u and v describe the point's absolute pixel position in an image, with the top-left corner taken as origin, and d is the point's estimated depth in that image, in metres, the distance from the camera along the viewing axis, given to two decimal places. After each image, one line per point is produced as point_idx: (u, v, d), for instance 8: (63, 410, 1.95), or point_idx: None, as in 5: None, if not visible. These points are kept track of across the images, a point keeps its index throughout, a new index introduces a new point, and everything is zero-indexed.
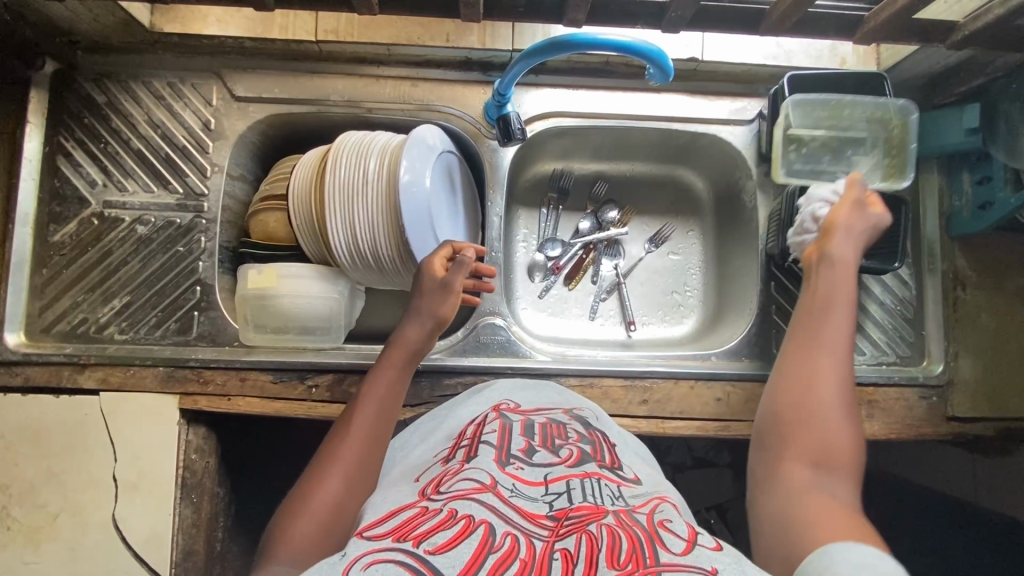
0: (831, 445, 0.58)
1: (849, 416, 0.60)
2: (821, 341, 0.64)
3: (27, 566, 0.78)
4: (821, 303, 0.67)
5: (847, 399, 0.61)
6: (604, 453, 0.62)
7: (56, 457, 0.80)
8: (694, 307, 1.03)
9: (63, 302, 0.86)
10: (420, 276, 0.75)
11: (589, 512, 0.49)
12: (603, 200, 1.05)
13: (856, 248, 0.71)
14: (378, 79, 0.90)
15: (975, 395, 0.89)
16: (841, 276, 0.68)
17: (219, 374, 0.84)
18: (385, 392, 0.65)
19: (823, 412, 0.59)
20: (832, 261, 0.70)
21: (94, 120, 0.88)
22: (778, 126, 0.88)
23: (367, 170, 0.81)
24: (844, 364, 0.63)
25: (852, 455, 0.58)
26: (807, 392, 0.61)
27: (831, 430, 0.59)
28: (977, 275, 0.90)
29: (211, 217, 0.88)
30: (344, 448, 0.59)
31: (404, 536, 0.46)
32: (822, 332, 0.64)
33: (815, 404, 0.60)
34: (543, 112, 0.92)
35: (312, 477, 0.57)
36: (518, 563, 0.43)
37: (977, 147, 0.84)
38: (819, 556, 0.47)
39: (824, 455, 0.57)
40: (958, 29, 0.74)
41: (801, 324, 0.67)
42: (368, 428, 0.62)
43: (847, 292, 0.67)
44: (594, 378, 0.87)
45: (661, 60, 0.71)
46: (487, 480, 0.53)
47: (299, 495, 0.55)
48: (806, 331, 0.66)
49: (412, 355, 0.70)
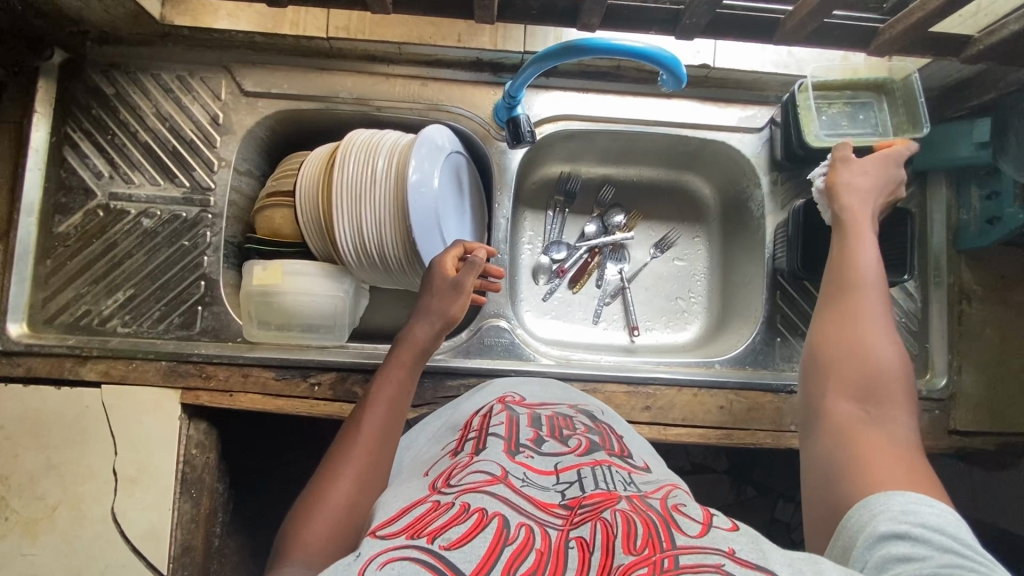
0: (876, 373, 0.56)
1: (894, 342, 0.58)
2: (851, 274, 0.62)
3: (25, 558, 0.78)
4: (842, 246, 0.66)
5: (886, 325, 0.59)
6: (612, 442, 0.64)
7: (56, 449, 0.80)
8: (698, 313, 1.03)
9: (67, 294, 0.86)
10: (431, 273, 0.76)
11: (602, 499, 0.49)
12: (609, 205, 1.05)
13: (867, 194, 0.70)
14: (388, 77, 0.90)
15: (977, 409, 0.88)
16: (858, 226, 0.67)
17: (222, 370, 0.84)
18: (393, 394, 0.65)
19: (867, 345, 0.58)
20: (845, 210, 0.69)
21: (101, 111, 0.87)
22: (788, 133, 0.88)
23: (375, 169, 0.81)
24: (879, 294, 0.61)
25: (903, 381, 0.56)
26: (847, 326, 0.59)
27: (875, 359, 0.57)
28: (983, 289, 0.90)
29: (217, 211, 0.88)
30: (354, 449, 0.59)
31: (418, 533, 0.45)
32: (850, 269, 0.63)
33: (858, 334, 0.58)
34: (554, 115, 0.92)
35: (323, 478, 0.56)
36: (535, 553, 0.42)
37: (986, 162, 0.83)
38: (861, 508, 0.47)
39: (872, 386, 0.56)
40: (971, 44, 0.74)
41: (828, 268, 0.65)
42: (379, 428, 0.61)
43: (865, 234, 0.66)
44: (596, 383, 0.87)
45: (674, 67, 0.71)
46: (498, 472, 0.53)
47: (311, 497, 0.55)
48: (833, 272, 0.64)
49: (420, 356, 0.70)
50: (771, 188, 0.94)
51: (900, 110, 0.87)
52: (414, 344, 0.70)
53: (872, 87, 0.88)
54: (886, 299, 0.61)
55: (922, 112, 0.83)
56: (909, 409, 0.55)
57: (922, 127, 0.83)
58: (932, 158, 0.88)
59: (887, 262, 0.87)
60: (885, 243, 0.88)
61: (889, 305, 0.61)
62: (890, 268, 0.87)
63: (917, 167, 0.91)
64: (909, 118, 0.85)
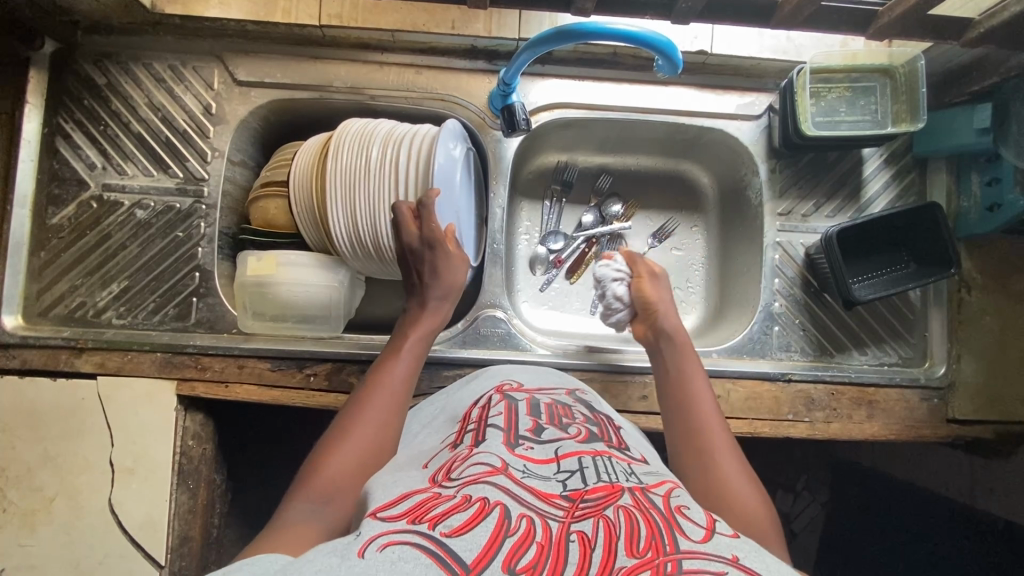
0: (752, 513, 0.57)
1: (756, 484, 0.60)
2: (697, 414, 0.67)
3: (22, 549, 0.78)
4: (682, 390, 0.70)
5: (745, 467, 0.62)
6: (611, 434, 0.63)
7: (53, 440, 0.80)
8: (695, 303, 1.03)
9: (61, 286, 0.85)
10: (438, 264, 0.75)
11: (605, 493, 0.49)
12: (606, 194, 1.04)
13: (670, 307, 0.81)
14: (382, 66, 0.89)
15: (976, 398, 0.88)
16: (685, 345, 0.76)
17: (216, 361, 0.83)
18: (413, 355, 0.68)
19: (736, 488, 0.59)
20: (672, 327, 0.78)
21: (93, 101, 0.87)
22: (787, 122, 0.87)
23: (369, 158, 0.80)
24: (722, 430, 0.65)
25: (769, 513, 0.58)
26: (714, 471, 0.61)
27: (745, 493, 0.59)
28: (984, 278, 0.89)
29: (211, 202, 0.87)
30: (378, 396, 0.62)
31: (419, 518, 0.45)
32: (695, 412, 0.67)
33: (727, 478, 0.60)
34: (550, 103, 0.91)
35: (345, 425, 0.59)
36: (535, 546, 0.42)
37: (987, 148, 0.83)
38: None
39: (751, 521, 0.56)
40: (972, 27, 0.74)
41: (671, 416, 0.69)
42: (401, 383, 0.65)
43: (689, 355, 0.75)
44: (593, 373, 0.87)
45: (670, 52, 0.70)
46: (498, 463, 0.52)
47: (332, 441, 0.58)
48: (679, 420, 0.67)
49: (434, 330, 0.73)
50: (770, 176, 0.93)
51: (900, 96, 0.86)
52: (434, 316, 0.73)
53: (877, 72, 0.87)
54: (731, 436, 0.66)
55: (921, 104, 0.83)
56: (778, 539, 0.57)
57: (920, 118, 0.83)
58: (933, 144, 0.88)
59: (928, 259, 0.87)
60: (916, 239, 0.87)
61: (738, 449, 0.64)
62: (934, 265, 0.87)
63: (917, 154, 0.91)
64: (908, 107, 0.84)
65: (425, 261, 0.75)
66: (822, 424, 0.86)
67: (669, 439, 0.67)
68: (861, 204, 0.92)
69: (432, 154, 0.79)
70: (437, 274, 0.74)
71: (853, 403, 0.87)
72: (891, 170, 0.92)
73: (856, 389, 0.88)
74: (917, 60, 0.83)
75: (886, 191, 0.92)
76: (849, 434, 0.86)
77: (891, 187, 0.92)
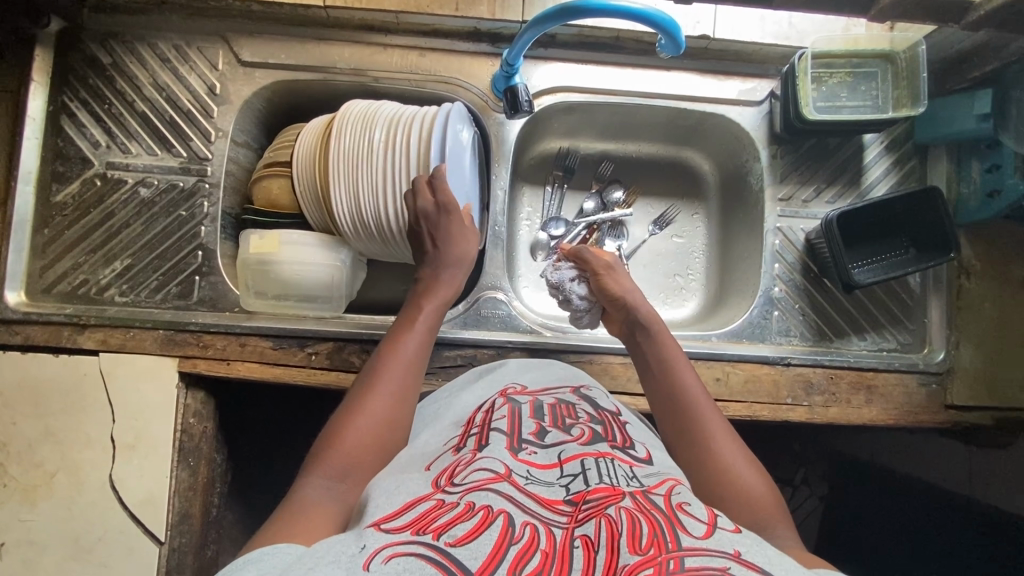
0: (755, 498, 0.57)
1: (756, 468, 0.61)
2: (687, 405, 0.66)
3: (24, 524, 0.78)
4: (670, 379, 0.70)
5: (743, 451, 0.62)
6: (615, 432, 0.63)
7: (55, 416, 0.80)
8: (696, 290, 1.03)
9: (65, 263, 0.86)
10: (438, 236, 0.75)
11: (606, 494, 0.48)
12: (608, 180, 1.04)
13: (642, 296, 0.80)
14: (386, 48, 0.90)
15: (975, 383, 0.88)
16: (663, 333, 0.75)
17: (218, 339, 0.84)
18: (425, 328, 0.68)
19: (736, 475, 0.59)
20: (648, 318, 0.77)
21: (97, 80, 0.87)
22: (788, 107, 0.87)
23: (370, 140, 0.80)
24: (713, 417, 0.65)
25: (773, 494, 0.59)
26: (712, 462, 0.61)
27: (745, 478, 0.59)
28: (983, 265, 0.89)
29: (214, 181, 0.87)
30: (392, 368, 0.63)
31: (423, 529, 0.45)
32: (686, 403, 0.67)
33: (726, 465, 0.60)
34: (552, 86, 0.91)
35: (360, 397, 0.60)
36: (540, 554, 0.42)
37: (988, 134, 0.83)
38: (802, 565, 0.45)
39: (755, 506, 0.57)
40: (973, 8, 0.73)
41: (657, 401, 0.69)
42: (415, 355, 0.65)
43: (671, 342, 0.74)
44: (593, 355, 0.87)
45: (673, 31, 0.70)
46: (501, 470, 0.53)
47: (346, 415, 0.59)
48: (671, 411, 0.67)
49: (448, 300, 0.73)
50: (771, 162, 0.93)
51: (901, 81, 0.86)
52: (449, 288, 0.73)
53: (878, 56, 0.88)
54: (725, 421, 0.66)
55: (921, 88, 0.83)
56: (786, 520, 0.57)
57: (920, 103, 0.83)
58: (933, 131, 0.88)
59: (927, 245, 0.88)
60: (915, 227, 0.88)
61: (733, 432, 0.64)
62: (933, 250, 0.87)
63: (917, 141, 0.91)
64: (909, 91, 0.85)
65: (438, 228, 0.75)
66: (821, 408, 0.87)
67: (660, 424, 0.68)
68: (862, 190, 0.93)
69: (437, 132, 0.80)
70: (449, 240, 0.75)
71: (851, 388, 0.87)
72: (891, 157, 0.93)
73: (855, 374, 0.88)
74: (919, 43, 0.83)
75: (886, 178, 0.93)
76: (848, 418, 0.87)
77: (891, 173, 0.93)
